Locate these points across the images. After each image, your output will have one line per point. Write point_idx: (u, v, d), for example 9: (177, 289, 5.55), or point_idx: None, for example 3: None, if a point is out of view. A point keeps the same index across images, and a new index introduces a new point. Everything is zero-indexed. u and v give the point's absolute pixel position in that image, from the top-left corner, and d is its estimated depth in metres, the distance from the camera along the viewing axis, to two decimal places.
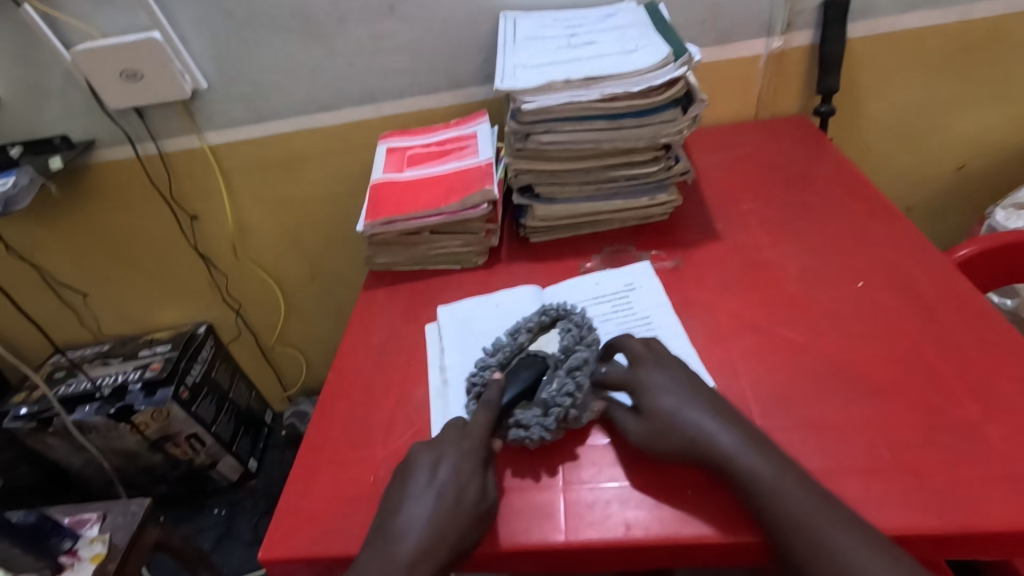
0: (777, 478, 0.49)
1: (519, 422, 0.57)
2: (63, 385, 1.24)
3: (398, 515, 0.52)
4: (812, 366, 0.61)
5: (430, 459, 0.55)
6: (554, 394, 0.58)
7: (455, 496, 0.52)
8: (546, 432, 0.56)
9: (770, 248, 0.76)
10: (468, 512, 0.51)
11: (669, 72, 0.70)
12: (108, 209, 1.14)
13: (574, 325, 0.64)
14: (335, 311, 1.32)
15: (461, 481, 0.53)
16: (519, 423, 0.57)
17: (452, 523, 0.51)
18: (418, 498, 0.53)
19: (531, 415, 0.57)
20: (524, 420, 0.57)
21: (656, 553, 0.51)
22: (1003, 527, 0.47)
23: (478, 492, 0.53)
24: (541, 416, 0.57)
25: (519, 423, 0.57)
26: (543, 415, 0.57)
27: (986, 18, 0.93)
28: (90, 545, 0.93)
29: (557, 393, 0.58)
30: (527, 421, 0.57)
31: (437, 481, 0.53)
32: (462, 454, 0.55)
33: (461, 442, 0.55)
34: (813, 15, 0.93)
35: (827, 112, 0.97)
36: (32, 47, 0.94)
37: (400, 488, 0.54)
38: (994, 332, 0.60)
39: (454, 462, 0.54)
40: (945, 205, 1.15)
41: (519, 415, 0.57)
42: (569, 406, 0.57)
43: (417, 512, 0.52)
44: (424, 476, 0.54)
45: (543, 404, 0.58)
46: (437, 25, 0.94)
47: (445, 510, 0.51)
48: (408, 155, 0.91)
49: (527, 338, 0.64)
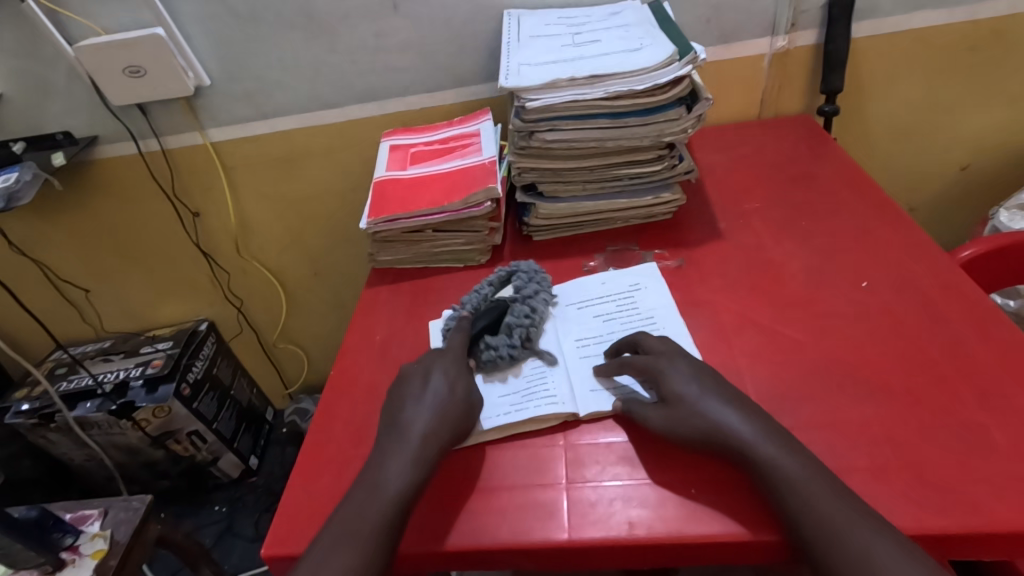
0: (782, 475, 0.49)
1: (489, 344, 0.66)
2: (65, 381, 1.24)
3: (403, 412, 0.58)
4: (816, 366, 0.61)
5: (420, 371, 0.61)
6: (515, 318, 0.67)
7: (448, 390, 0.59)
8: (513, 349, 0.65)
9: (774, 247, 0.76)
10: (460, 402, 0.58)
11: (674, 71, 0.70)
12: (110, 205, 1.14)
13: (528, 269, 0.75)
14: (337, 308, 1.32)
15: (450, 381, 0.60)
16: (489, 345, 0.66)
17: (448, 413, 0.57)
18: (415, 401, 0.58)
19: (499, 338, 0.66)
20: (494, 342, 0.66)
21: (659, 553, 0.51)
22: (1007, 528, 0.46)
23: (465, 389, 0.60)
24: (508, 338, 0.66)
25: (490, 346, 0.65)
26: (509, 337, 0.66)
27: (992, 18, 0.92)
28: (91, 541, 0.94)
29: (518, 317, 0.68)
30: (496, 342, 0.66)
31: (430, 386, 0.59)
32: (446, 363, 0.62)
33: (444, 355, 0.63)
34: (817, 15, 0.92)
35: (831, 111, 0.96)
36: (35, 43, 0.94)
37: (398, 398, 0.60)
38: (998, 333, 0.60)
39: (442, 371, 0.61)
40: (948, 205, 1.14)
41: (488, 339, 0.66)
42: (529, 325, 0.67)
43: (418, 410, 0.57)
44: (417, 384, 0.60)
45: (507, 327, 0.67)
46: (441, 23, 0.94)
47: (442, 403, 0.58)
48: (411, 153, 0.91)
49: (489, 290, 0.73)
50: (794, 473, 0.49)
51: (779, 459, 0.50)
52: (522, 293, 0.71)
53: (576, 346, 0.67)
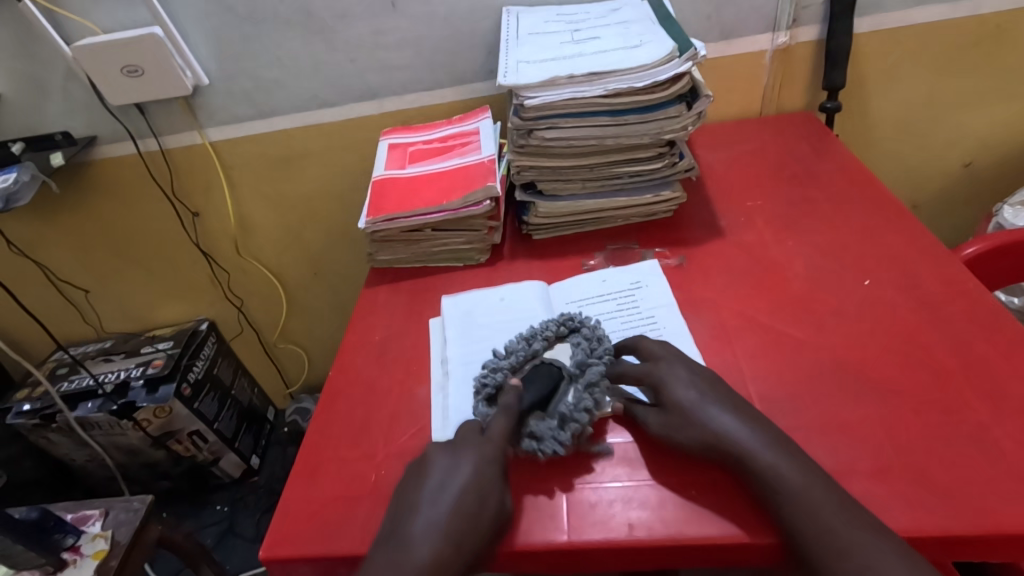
0: (784, 474, 0.49)
1: (533, 433, 0.56)
2: (65, 381, 1.24)
3: (413, 513, 0.51)
4: (817, 365, 0.60)
5: (449, 459, 0.54)
6: (572, 407, 0.57)
7: (472, 499, 0.50)
8: (561, 445, 0.55)
9: (776, 245, 0.75)
10: (483, 519, 0.50)
11: (674, 67, 0.69)
12: (109, 205, 1.14)
13: (586, 337, 0.64)
14: (337, 308, 1.32)
15: (480, 482, 0.52)
16: (533, 433, 0.56)
17: (468, 529, 0.49)
18: (432, 501, 0.51)
19: (547, 427, 0.56)
20: (540, 431, 0.56)
21: (659, 554, 0.51)
22: (1010, 529, 0.46)
23: (496, 500, 0.51)
24: (556, 427, 0.56)
25: (534, 434, 0.56)
26: (558, 427, 0.56)
27: (995, 13, 0.92)
28: (93, 541, 0.93)
29: (575, 404, 0.57)
30: (542, 430, 0.56)
31: (455, 482, 0.51)
32: (480, 457, 0.53)
33: (481, 445, 0.54)
34: (819, 10, 0.92)
35: (833, 108, 0.95)
36: (32, 43, 0.93)
37: (415, 486, 0.53)
38: (1002, 331, 0.59)
39: (473, 467, 0.52)
40: (952, 202, 1.14)
41: (534, 424, 0.56)
42: (586, 417, 0.56)
43: (432, 515, 0.50)
44: (441, 477, 0.52)
45: (560, 414, 0.57)
46: (439, 20, 0.93)
47: (461, 514, 0.50)
48: (410, 151, 0.90)
49: (542, 347, 0.63)
50: (796, 472, 0.49)
51: (780, 459, 0.50)
52: (583, 373, 0.60)
53: None
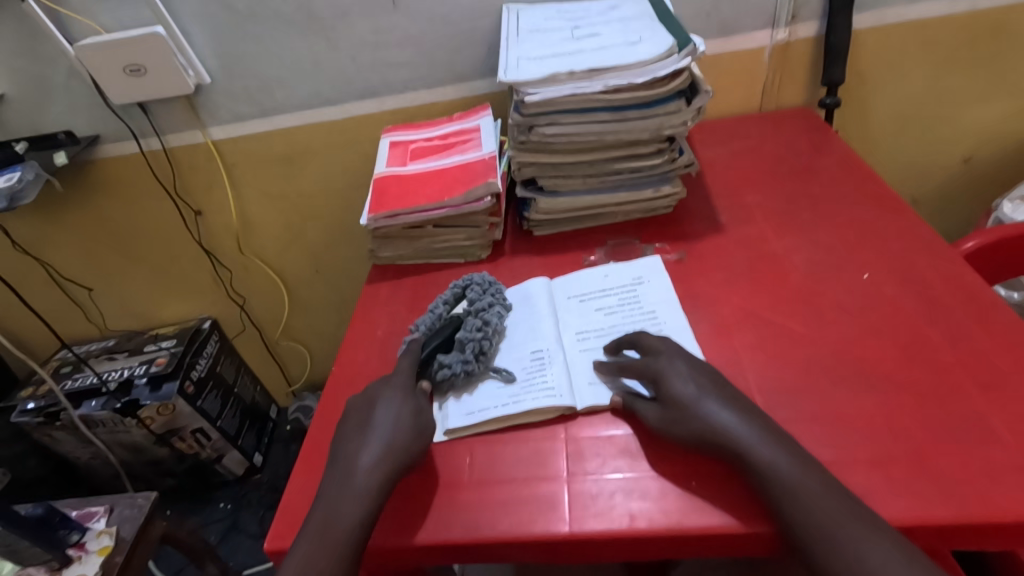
0: (782, 470, 0.49)
1: (442, 363, 0.64)
2: (69, 380, 1.25)
3: (349, 445, 0.57)
4: (816, 358, 0.61)
5: (366, 401, 0.60)
6: (468, 333, 0.67)
7: (395, 416, 0.58)
8: (468, 364, 0.64)
9: (775, 240, 0.76)
10: (408, 427, 0.57)
11: (673, 63, 0.69)
12: (112, 204, 1.14)
13: (479, 285, 0.74)
14: (340, 306, 1.32)
15: (397, 411, 0.58)
16: (443, 363, 0.65)
17: (396, 440, 0.56)
18: (362, 433, 0.57)
19: (452, 355, 0.65)
20: (448, 360, 0.65)
21: (661, 544, 0.51)
22: (1009, 518, 0.46)
23: (414, 412, 0.59)
24: (460, 354, 0.65)
25: (444, 363, 0.64)
26: (462, 353, 0.65)
27: (994, 8, 0.92)
28: (98, 538, 0.94)
29: (470, 332, 0.67)
30: (449, 359, 0.65)
31: (377, 415, 0.58)
32: (393, 389, 0.61)
33: (392, 382, 0.62)
34: (818, 6, 0.92)
35: (832, 104, 0.95)
36: (35, 42, 0.94)
37: (345, 431, 0.59)
38: (1001, 323, 0.60)
39: (388, 397, 0.60)
40: (952, 197, 1.14)
41: (441, 357, 0.65)
42: (481, 339, 0.66)
43: (365, 439, 0.56)
44: (365, 416, 0.59)
45: (460, 344, 0.66)
46: (440, 18, 0.94)
47: (388, 432, 0.56)
48: (411, 149, 0.91)
49: (444, 307, 0.72)
50: (794, 469, 0.49)
51: (779, 455, 0.50)
52: (474, 308, 0.70)
53: (576, 338, 0.68)
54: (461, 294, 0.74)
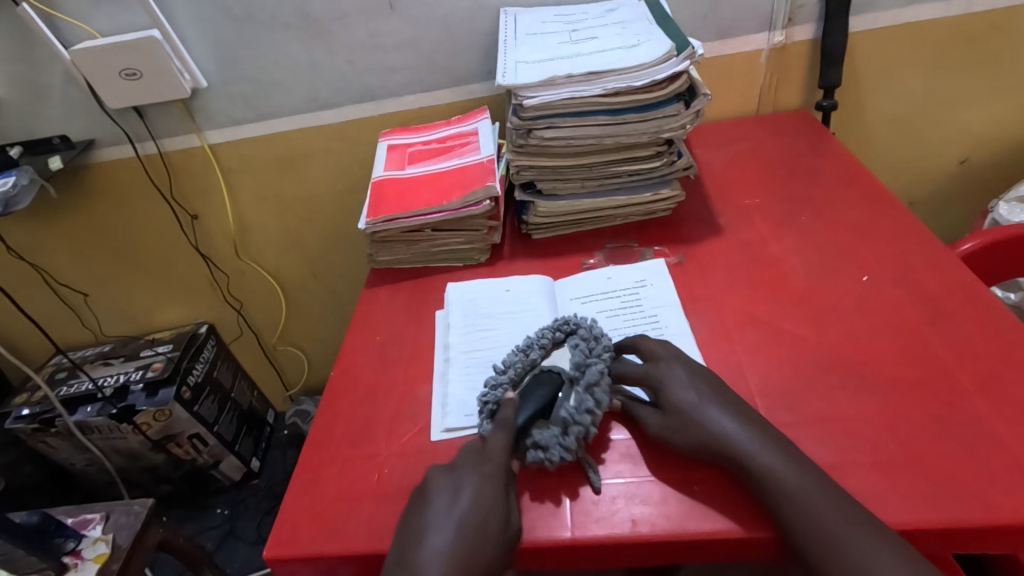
0: (781, 475, 0.49)
1: (538, 444, 0.55)
2: (64, 385, 1.24)
3: (419, 541, 0.50)
4: (816, 361, 0.61)
5: (448, 484, 0.52)
6: (574, 411, 0.56)
7: (480, 519, 0.50)
8: (567, 450, 0.54)
9: (775, 242, 0.76)
10: (493, 537, 0.49)
11: (671, 66, 0.69)
12: (108, 208, 1.14)
13: (585, 340, 0.62)
14: (336, 310, 1.32)
15: (482, 507, 0.50)
16: (537, 443, 0.55)
17: (478, 553, 0.48)
18: (436, 530, 0.50)
19: (549, 434, 0.55)
20: (544, 440, 0.54)
21: (664, 549, 0.51)
22: (1010, 523, 0.46)
23: (501, 517, 0.50)
24: (560, 434, 0.55)
25: (538, 444, 0.55)
26: (561, 433, 0.55)
27: (989, 11, 0.92)
28: (93, 545, 0.93)
29: (575, 408, 0.56)
30: (545, 439, 0.55)
31: (457, 508, 0.51)
32: (482, 478, 0.52)
33: (481, 467, 0.53)
34: (814, 9, 0.92)
35: (829, 106, 0.95)
36: (31, 46, 0.94)
37: (417, 513, 0.52)
38: (1000, 326, 0.60)
39: (475, 487, 0.52)
40: (948, 198, 1.14)
41: (536, 434, 0.55)
42: (588, 421, 0.55)
43: (441, 542, 0.49)
44: (444, 501, 0.51)
45: (561, 420, 0.56)
46: (437, 22, 0.94)
47: (471, 540, 0.49)
48: (409, 152, 0.90)
49: (537, 355, 0.62)
50: (794, 474, 0.49)
51: (778, 460, 0.50)
52: (582, 373, 0.59)
53: None
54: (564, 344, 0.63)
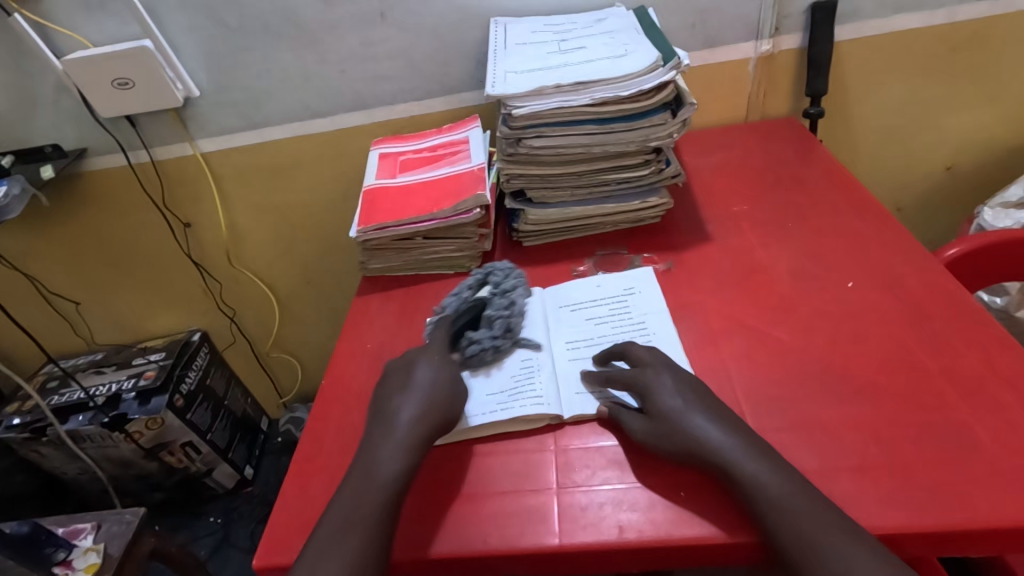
0: (768, 482, 0.49)
1: (473, 337, 0.67)
2: (56, 394, 1.24)
3: (391, 403, 0.59)
4: (803, 367, 0.61)
5: (403, 365, 0.63)
6: (495, 309, 0.70)
7: (432, 382, 0.60)
8: (496, 339, 0.67)
9: (762, 249, 0.76)
10: (446, 389, 0.60)
11: (658, 76, 0.70)
12: (100, 217, 1.14)
13: (499, 268, 0.77)
14: (329, 317, 1.32)
15: (436, 372, 0.61)
16: (472, 339, 0.67)
17: (435, 405, 0.58)
18: (401, 393, 0.59)
19: (480, 332, 0.68)
20: (477, 336, 0.67)
21: (653, 555, 0.51)
22: (993, 527, 0.47)
23: (452, 377, 0.61)
24: (489, 330, 0.68)
25: (473, 339, 0.67)
26: (491, 329, 0.68)
27: (971, 20, 0.94)
28: (84, 554, 0.92)
29: (497, 310, 0.70)
30: (478, 335, 0.67)
31: (416, 377, 0.61)
32: (431, 355, 0.63)
33: (427, 350, 0.64)
34: (800, 19, 0.94)
35: (816, 114, 0.97)
36: (23, 56, 0.94)
37: (383, 390, 0.61)
38: (983, 331, 0.61)
39: (427, 359, 0.63)
40: (936, 204, 1.15)
41: (470, 334, 0.68)
42: (508, 316, 0.69)
43: (403, 407, 0.58)
44: (403, 376, 0.61)
45: (487, 320, 0.69)
46: (427, 32, 0.94)
47: (429, 397, 0.59)
48: (400, 161, 0.91)
49: (468, 292, 0.73)
50: (779, 481, 0.49)
51: (765, 467, 0.50)
52: (500, 288, 0.73)
53: (566, 348, 0.68)
54: (483, 279, 0.75)
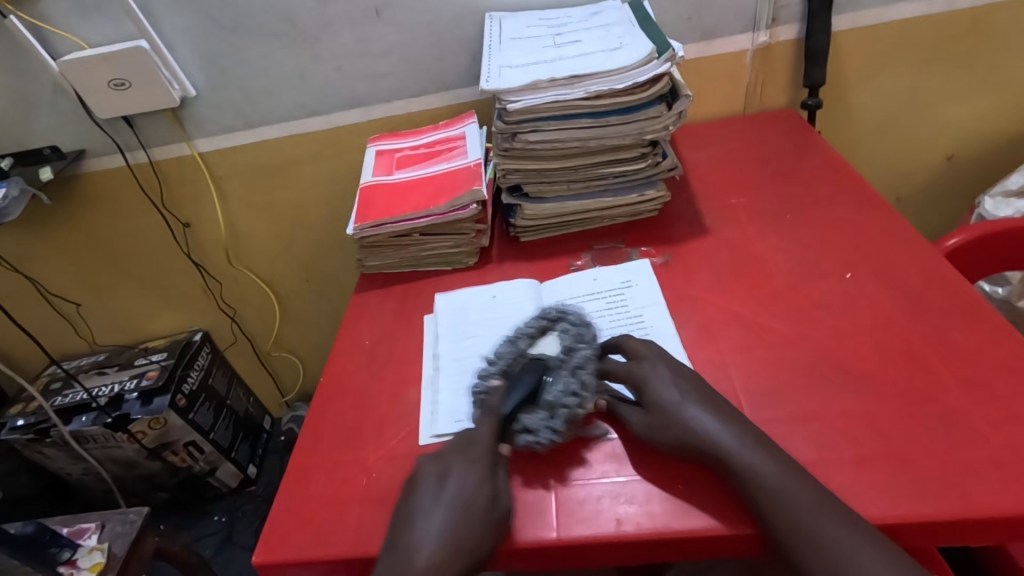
0: (764, 473, 0.49)
1: (527, 428, 0.57)
2: (59, 395, 1.24)
3: (411, 530, 0.51)
4: (800, 359, 0.61)
5: (437, 470, 0.55)
6: (560, 394, 0.58)
7: (466, 504, 0.52)
8: (555, 433, 0.56)
9: (760, 241, 0.76)
10: (479, 518, 0.51)
11: (653, 68, 0.70)
12: (99, 219, 1.14)
13: (570, 325, 0.65)
14: (330, 316, 1.32)
15: (468, 495, 0.52)
16: (526, 428, 0.57)
17: (465, 534, 0.50)
18: (425, 520, 0.51)
19: (538, 419, 0.57)
20: (532, 425, 0.56)
21: (649, 548, 0.51)
22: (990, 515, 0.47)
23: (489, 499, 0.52)
24: (549, 419, 0.57)
25: (527, 429, 0.56)
26: (550, 418, 0.57)
27: (970, 8, 0.93)
28: (89, 554, 0.93)
29: (561, 392, 0.58)
30: (534, 424, 0.56)
31: (445, 495, 0.52)
32: (468, 466, 0.54)
33: (468, 453, 0.55)
34: (797, 9, 0.93)
35: (814, 105, 0.96)
36: (19, 58, 0.94)
37: (407, 503, 0.53)
38: (981, 320, 0.60)
39: (465, 469, 0.54)
40: (936, 194, 1.15)
41: (525, 419, 0.57)
42: (574, 405, 0.57)
43: (429, 527, 0.51)
44: (432, 490, 0.53)
45: (548, 405, 0.58)
46: (423, 28, 0.94)
47: (459, 521, 0.51)
48: (397, 158, 0.91)
49: (524, 343, 0.64)
50: (775, 473, 0.49)
51: (761, 457, 0.50)
52: (569, 360, 0.61)
53: None
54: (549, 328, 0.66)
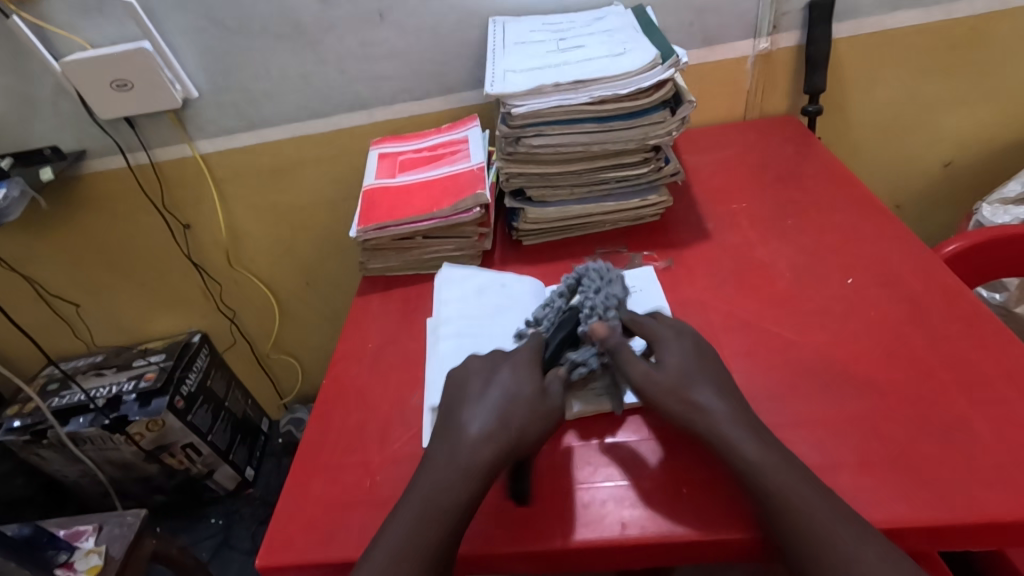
0: (768, 476, 0.49)
1: (576, 360, 0.59)
2: (56, 397, 1.23)
3: (461, 412, 0.55)
4: (802, 364, 0.61)
5: (486, 366, 0.59)
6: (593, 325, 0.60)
7: (518, 386, 0.55)
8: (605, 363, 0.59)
9: (761, 246, 0.76)
10: (531, 403, 0.54)
11: (657, 74, 0.70)
12: (99, 219, 1.14)
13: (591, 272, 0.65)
14: (331, 319, 1.32)
15: (520, 383, 0.56)
16: (576, 361, 0.59)
17: (517, 408, 0.54)
18: (477, 403, 0.56)
19: (583, 352, 0.60)
20: (581, 358, 0.59)
21: (652, 552, 0.51)
22: (992, 520, 0.47)
23: (540, 390, 0.55)
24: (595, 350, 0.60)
25: (578, 362, 0.59)
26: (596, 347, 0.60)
27: (969, 16, 0.94)
28: (86, 557, 0.92)
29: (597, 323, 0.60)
30: (582, 356, 0.59)
31: (496, 381, 0.57)
32: (518, 366, 0.57)
33: (514, 357, 0.59)
34: (798, 16, 0.94)
35: (814, 111, 0.97)
36: (21, 59, 0.94)
37: (457, 392, 0.58)
38: (981, 326, 0.61)
39: (512, 365, 0.58)
40: (934, 201, 1.16)
41: (572, 355, 0.60)
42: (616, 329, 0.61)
43: (480, 407, 0.55)
44: (481, 382, 0.57)
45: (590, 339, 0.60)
46: (426, 32, 0.94)
47: (510, 397, 0.55)
48: (399, 161, 0.91)
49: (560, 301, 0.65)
50: (779, 478, 0.49)
51: (764, 458, 0.50)
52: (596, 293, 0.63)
53: None
54: (575, 287, 0.65)
